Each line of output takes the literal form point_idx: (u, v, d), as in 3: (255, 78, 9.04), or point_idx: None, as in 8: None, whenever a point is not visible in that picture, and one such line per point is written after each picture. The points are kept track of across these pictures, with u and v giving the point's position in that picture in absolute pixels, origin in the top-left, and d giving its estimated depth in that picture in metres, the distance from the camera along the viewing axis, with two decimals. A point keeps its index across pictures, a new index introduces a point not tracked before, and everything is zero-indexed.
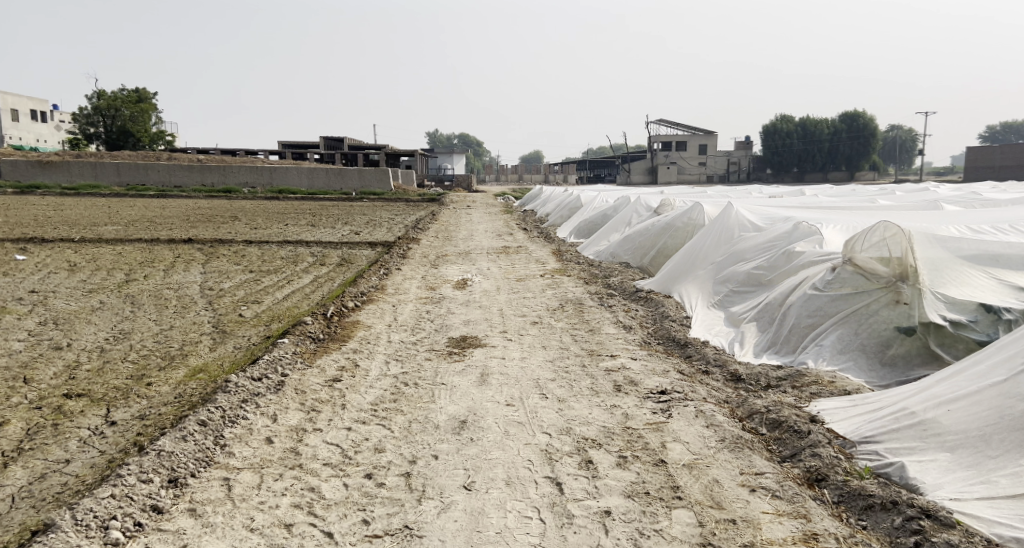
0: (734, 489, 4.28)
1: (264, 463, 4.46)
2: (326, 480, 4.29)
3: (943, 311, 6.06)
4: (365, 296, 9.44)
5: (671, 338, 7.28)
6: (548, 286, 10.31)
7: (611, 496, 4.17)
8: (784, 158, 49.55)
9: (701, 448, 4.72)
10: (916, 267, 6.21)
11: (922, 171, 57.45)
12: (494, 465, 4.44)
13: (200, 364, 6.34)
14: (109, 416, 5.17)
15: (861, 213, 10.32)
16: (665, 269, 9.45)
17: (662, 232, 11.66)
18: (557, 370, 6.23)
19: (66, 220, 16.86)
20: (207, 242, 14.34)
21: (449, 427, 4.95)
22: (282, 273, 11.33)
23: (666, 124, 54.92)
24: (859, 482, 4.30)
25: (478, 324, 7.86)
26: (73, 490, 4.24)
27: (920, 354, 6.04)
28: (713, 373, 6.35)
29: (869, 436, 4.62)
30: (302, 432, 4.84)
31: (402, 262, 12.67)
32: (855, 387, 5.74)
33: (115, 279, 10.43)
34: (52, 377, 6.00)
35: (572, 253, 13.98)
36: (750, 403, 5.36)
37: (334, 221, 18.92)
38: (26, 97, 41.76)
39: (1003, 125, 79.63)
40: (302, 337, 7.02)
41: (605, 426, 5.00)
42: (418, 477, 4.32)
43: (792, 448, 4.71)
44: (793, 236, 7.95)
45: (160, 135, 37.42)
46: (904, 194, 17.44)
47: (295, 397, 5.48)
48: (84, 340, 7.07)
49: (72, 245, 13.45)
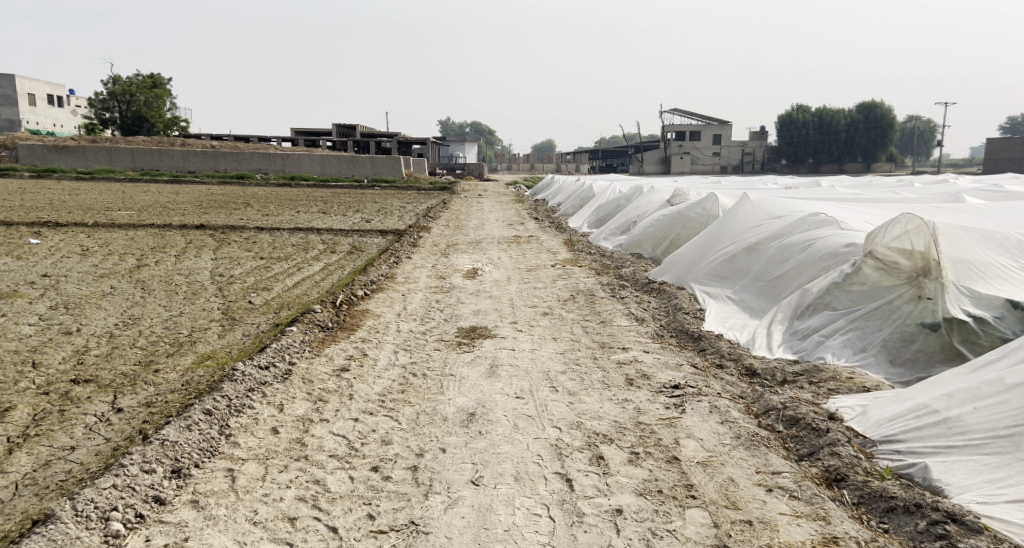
0: (750, 489, 4.17)
1: (269, 454, 4.38)
2: (332, 473, 4.20)
3: (966, 306, 5.94)
4: (375, 284, 9.34)
5: (685, 331, 7.16)
6: (559, 277, 10.20)
7: (623, 494, 4.07)
8: (801, 148, 49.35)
9: (715, 445, 4.61)
10: (939, 259, 6.06)
11: (941, 163, 56.52)
12: (503, 460, 4.35)
13: (208, 351, 6.28)
14: (116, 402, 5.11)
15: (879, 205, 10.13)
16: (678, 260, 9.29)
17: (675, 223, 11.51)
18: (568, 362, 6.13)
19: (80, 204, 16.83)
20: (219, 228, 14.32)
21: (458, 419, 4.86)
22: (292, 260, 11.26)
23: (680, 114, 54.41)
24: (880, 484, 4.19)
25: (489, 315, 7.77)
26: (77, 478, 4.18)
27: (942, 351, 5.88)
28: (728, 367, 6.24)
29: (890, 435, 4.50)
30: (309, 423, 4.75)
31: (412, 250, 12.58)
32: (874, 384, 5.62)
33: (127, 263, 10.39)
34: (60, 362, 5.95)
35: (584, 243, 13.83)
36: (767, 400, 5.24)
37: (345, 208, 18.86)
38: (44, 82, 41.94)
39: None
40: (311, 325, 6.94)
41: (616, 421, 4.90)
42: (425, 471, 4.22)
43: (810, 446, 4.60)
44: (811, 226, 7.81)
45: (175, 121, 37.49)
46: (925, 186, 17.14)
47: (302, 386, 5.40)
48: (94, 325, 7.02)
49: (85, 229, 13.45)
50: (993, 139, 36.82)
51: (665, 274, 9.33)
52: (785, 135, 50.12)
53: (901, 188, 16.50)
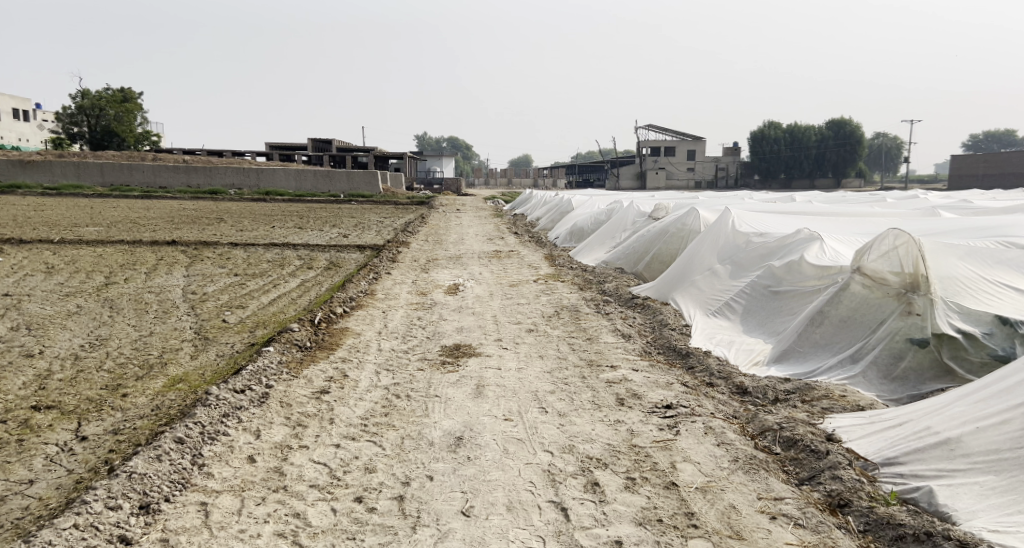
0: (754, 516, 4.01)
1: (245, 486, 4.14)
2: (313, 505, 3.98)
3: (955, 321, 5.83)
4: (353, 301, 9.10)
5: (672, 348, 6.99)
6: (542, 292, 10.01)
7: (621, 524, 3.89)
8: (773, 164, 49.74)
9: (714, 469, 4.43)
10: (927, 275, 5.95)
11: (908, 176, 57.35)
12: (494, 488, 4.14)
13: (180, 373, 6.00)
14: (80, 430, 4.84)
15: (862, 220, 10.01)
16: (662, 274, 9.14)
17: (657, 237, 11.35)
18: (556, 382, 5.94)
19: (47, 221, 16.35)
20: (191, 244, 13.97)
21: (444, 444, 4.64)
22: (267, 276, 10.98)
23: (654, 130, 54.68)
24: (886, 509, 4.05)
25: (473, 332, 7.56)
26: (35, 516, 3.92)
27: (932, 368, 5.77)
28: (719, 385, 6.07)
29: (892, 457, 4.35)
30: (287, 450, 4.52)
31: (391, 266, 12.32)
32: (868, 402, 5.48)
33: (95, 281, 10.06)
34: (21, 388, 5.65)
35: (565, 258, 13.65)
36: (761, 419, 5.08)
37: (322, 223, 18.58)
38: (9, 95, 41.21)
39: (988, 134, 80.24)
40: (288, 345, 6.69)
41: (610, 444, 4.71)
42: (412, 501, 4.01)
43: (810, 469, 4.45)
44: (796, 243, 7.54)
45: (145, 136, 36.95)
46: (897, 201, 17.24)
47: (280, 411, 5.15)
48: (58, 347, 6.72)
49: (51, 246, 13.06)
50: (959, 156, 37.29)
51: (649, 288, 9.16)
52: (757, 150, 50.46)
53: (875, 204, 16.53)
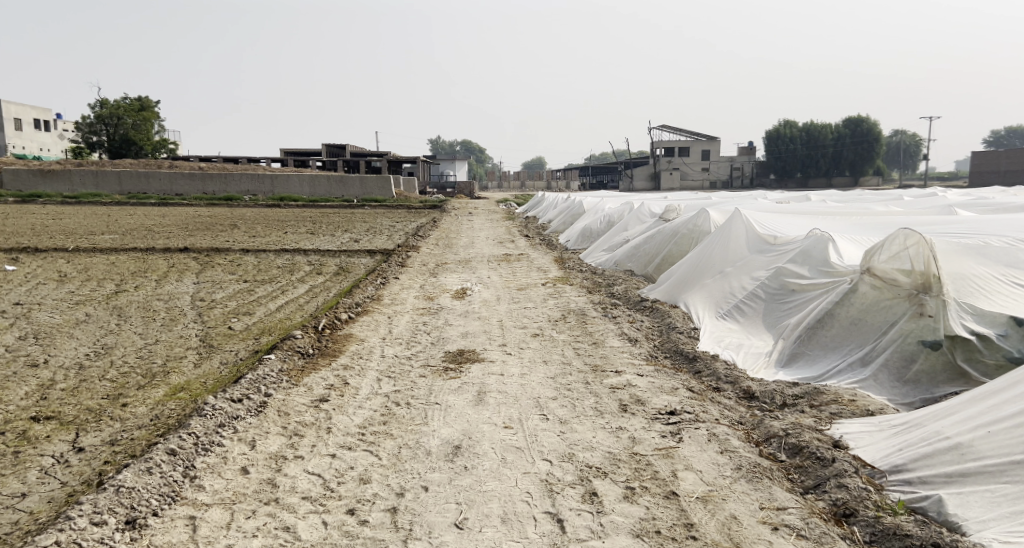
0: (755, 527, 3.92)
1: (235, 498, 4.08)
2: (303, 518, 3.92)
3: (969, 322, 5.69)
4: (360, 307, 9.05)
5: (679, 353, 6.88)
6: (550, 296, 9.92)
7: (618, 536, 3.80)
8: (788, 163, 49.38)
9: (716, 478, 4.33)
10: (939, 276, 5.81)
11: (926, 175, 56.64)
12: (490, 499, 4.06)
13: (181, 382, 5.96)
14: (77, 441, 4.81)
15: (875, 220, 9.82)
16: (672, 276, 9.02)
17: (668, 239, 11.20)
18: (559, 388, 5.84)
19: (62, 229, 16.45)
20: (203, 250, 14.00)
21: (442, 453, 4.57)
22: (276, 282, 10.95)
23: (669, 130, 54.44)
24: (892, 520, 3.94)
25: (478, 337, 7.48)
26: (22, 531, 3.88)
27: (945, 371, 5.63)
28: (725, 390, 5.96)
29: (899, 465, 4.23)
30: (281, 461, 4.46)
31: (400, 270, 12.29)
32: (878, 407, 5.35)
33: (105, 289, 10.08)
34: (22, 398, 5.62)
35: (575, 261, 13.54)
36: (767, 426, 4.96)
37: (334, 228, 18.58)
38: (30, 106, 41.76)
39: (1008, 131, 79.00)
40: (290, 353, 6.63)
41: (610, 452, 4.61)
42: (405, 513, 3.94)
43: (815, 477, 4.34)
44: (806, 244, 7.37)
45: (162, 144, 37.18)
46: (915, 201, 17.01)
47: (277, 420, 5.09)
48: (62, 356, 6.69)
49: (65, 254, 13.10)
50: (981, 152, 36.79)
51: (658, 290, 9.04)
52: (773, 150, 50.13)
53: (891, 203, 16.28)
